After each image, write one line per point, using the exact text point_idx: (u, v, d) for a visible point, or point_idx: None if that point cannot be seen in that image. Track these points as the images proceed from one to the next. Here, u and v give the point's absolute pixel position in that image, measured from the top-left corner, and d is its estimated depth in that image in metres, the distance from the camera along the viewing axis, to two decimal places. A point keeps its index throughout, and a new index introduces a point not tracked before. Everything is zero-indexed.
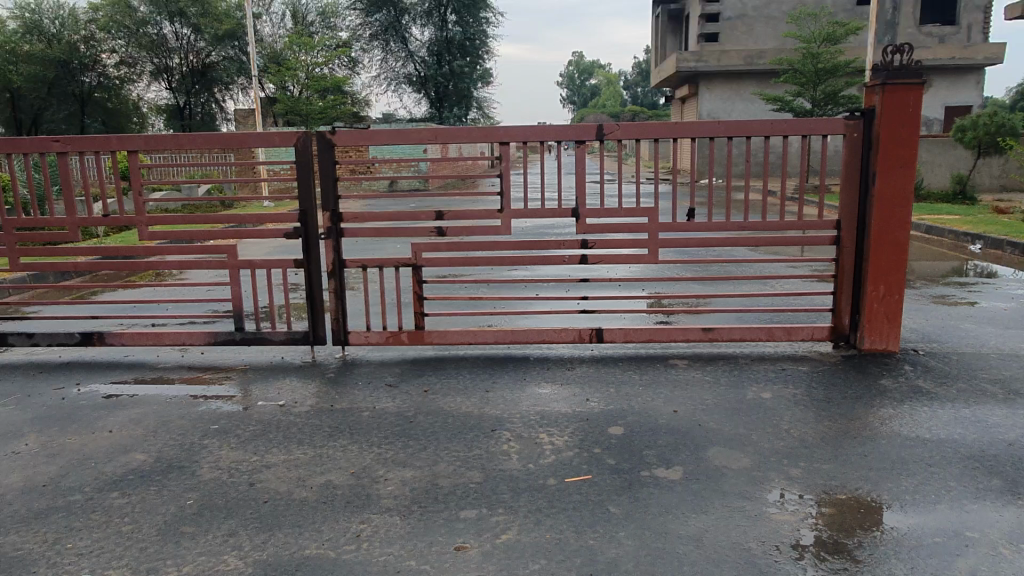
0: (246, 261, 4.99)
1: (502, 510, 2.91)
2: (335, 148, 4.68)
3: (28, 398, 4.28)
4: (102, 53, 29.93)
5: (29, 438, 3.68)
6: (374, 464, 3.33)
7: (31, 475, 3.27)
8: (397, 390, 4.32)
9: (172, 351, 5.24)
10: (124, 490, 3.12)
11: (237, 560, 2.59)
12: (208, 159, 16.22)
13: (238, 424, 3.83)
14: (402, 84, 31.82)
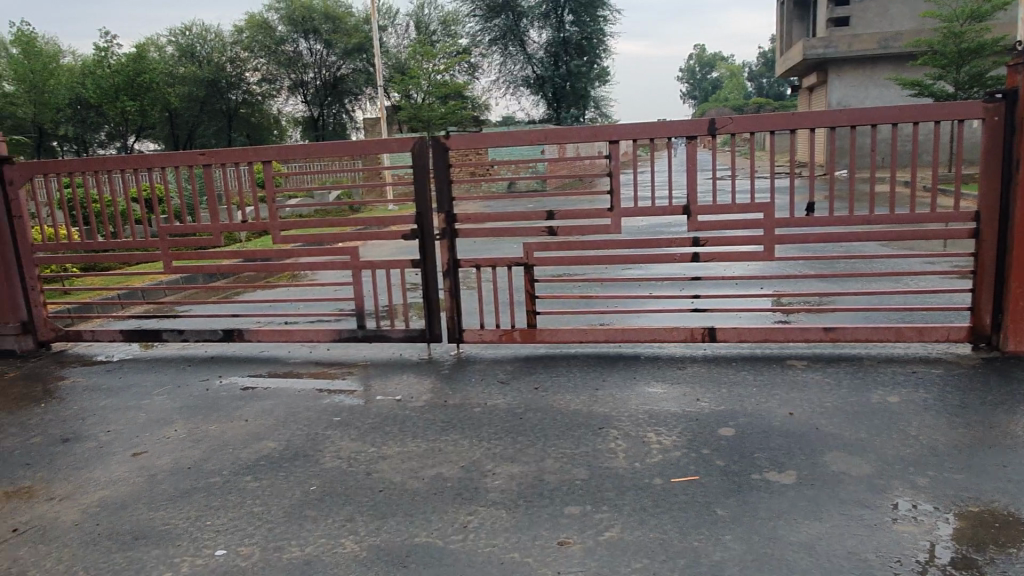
0: (366, 263, 5.24)
1: (607, 508, 2.92)
2: (449, 151, 4.83)
3: (178, 388, 4.73)
4: (246, 71, 32.34)
5: (178, 424, 4.07)
6: (484, 459, 3.44)
7: (179, 458, 3.62)
8: (509, 386, 4.43)
9: (302, 347, 5.61)
10: (256, 475, 3.39)
11: (353, 544, 2.76)
12: (338, 166, 17.30)
13: (358, 416, 4.06)
14: (520, 87, 32.20)
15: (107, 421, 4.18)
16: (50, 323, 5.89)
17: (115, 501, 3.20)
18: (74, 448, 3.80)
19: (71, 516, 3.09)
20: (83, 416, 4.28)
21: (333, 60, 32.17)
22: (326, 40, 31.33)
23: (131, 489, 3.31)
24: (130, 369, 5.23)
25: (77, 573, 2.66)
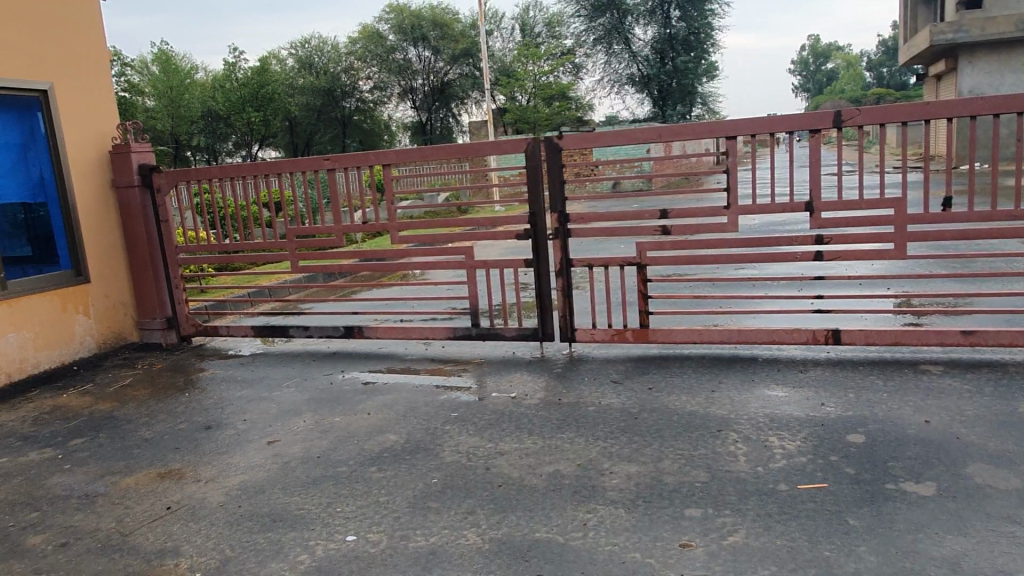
0: (480, 262, 5.36)
1: (730, 512, 2.86)
2: (562, 151, 4.86)
3: (305, 382, 5.00)
4: (359, 80, 33.63)
5: (308, 415, 4.31)
6: (601, 458, 3.43)
7: (309, 448, 3.82)
8: (623, 386, 4.40)
9: (418, 345, 5.80)
10: (380, 466, 3.53)
11: (475, 536, 2.83)
12: (447, 169, 17.77)
13: (474, 413, 4.15)
14: (624, 85, 31.86)
15: (244, 411, 4.48)
16: (191, 318, 6.39)
17: (254, 485, 3.42)
18: (216, 435, 4.09)
19: (216, 497, 3.33)
20: (222, 405, 4.60)
21: (441, 66, 32.85)
22: (434, 46, 32.16)
23: (268, 475, 3.53)
24: (261, 363, 5.57)
25: (224, 550, 2.87)
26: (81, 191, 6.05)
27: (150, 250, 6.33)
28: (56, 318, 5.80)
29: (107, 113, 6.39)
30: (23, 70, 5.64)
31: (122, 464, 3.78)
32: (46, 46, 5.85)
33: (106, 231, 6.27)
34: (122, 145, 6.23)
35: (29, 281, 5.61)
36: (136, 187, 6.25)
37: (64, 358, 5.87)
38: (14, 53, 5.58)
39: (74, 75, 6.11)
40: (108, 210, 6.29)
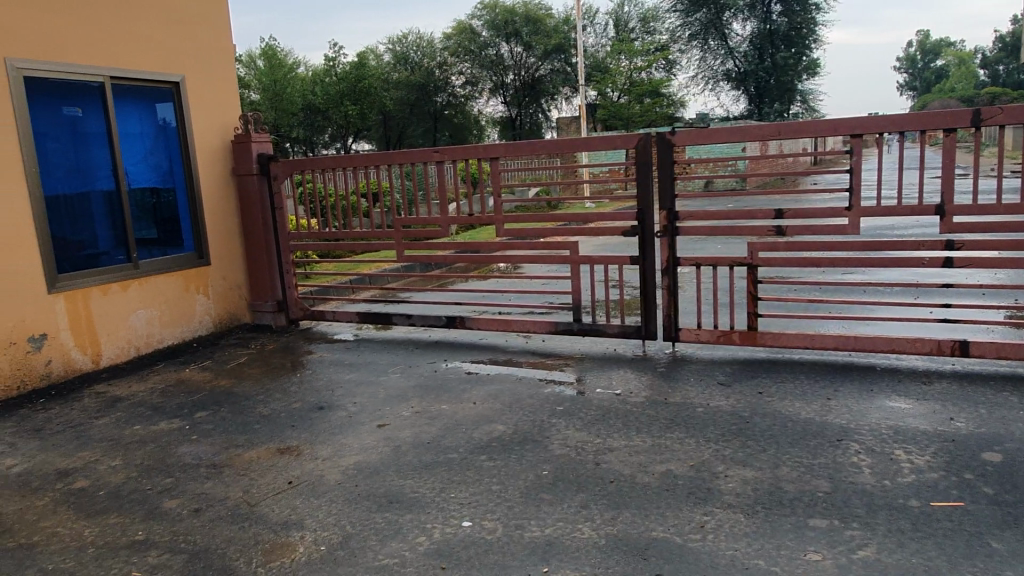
0: (585, 258, 5.35)
1: (858, 525, 2.75)
2: (675, 147, 4.76)
3: (410, 369, 5.11)
4: (452, 75, 34.24)
5: (415, 402, 4.40)
6: (714, 460, 3.36)
7: (419, 433, 3.91)
8: (731, 388, 4.30)
9: (517, 338, 5.84)
10: (490, 455, 3.57)
11: (591, 531, 2.82)
12: (539, 165, 17.89)
13: (580, 408, 4.14)
14: (720, 82, 31.09)
15: (353, 393, 4.64)
16: (300, 303, 6.67)
17: (368, 466, 3.53)
18: (329, 416, 4.26)
19: (334, 475, 3.45)
20: (332, 387, 4.79)
21: (533, 61, 33.04)
22: (526, 42, 32.51)
23: (381, 457, 3.63)
24: (365, 349, 5.73)
25: (345, 526, 2.96)
26: (204, 179, 6.44)
27: (265, 236, 6.65)
28: (179, 296, 6.20)
29: (231, 104, 6.74)
30: (158, 63, 6.03)
31: (244, 438, 3.99)
32: (179, 40, 6.23)
33: (225, 216, 6.64)
34: (243, 135, 6.56)
35: (156, 261, 6.02)
36: (255, 175, 6.57)
37: (185, 335, 6.27)
38: (151, 46, 5.97)
39: (204, 67, 6.47)
40: (228, 197, 6.66)
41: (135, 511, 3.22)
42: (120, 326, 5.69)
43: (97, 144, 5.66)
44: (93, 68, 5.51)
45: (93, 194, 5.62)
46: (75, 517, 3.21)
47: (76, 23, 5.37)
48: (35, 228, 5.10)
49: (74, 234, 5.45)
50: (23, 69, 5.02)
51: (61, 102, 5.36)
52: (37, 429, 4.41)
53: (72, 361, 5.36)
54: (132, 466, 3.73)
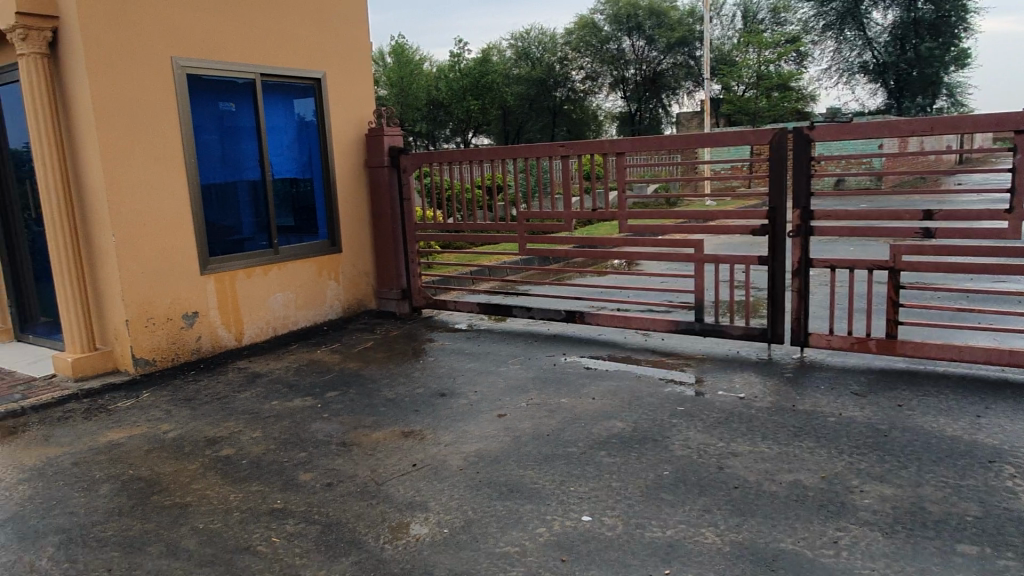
0: (710, 256, 5.16)
1: (1013, 555, 2.53)
2: (813, 144, 4.54)
3: (528, 362, 5.17)
4: (572, 70, 34.05)
5: (534, 395, 4.45)
6: (848, 473, 3.19)
7: (538, 425, 3.95)
8: (866, 399, 4.07)
9: (636, 335, 5.79)
10: (610, 451, 3.56)
11: (715, 536, 2.75)
12: (659, 160, 17.70)
13: (702, 409, 4.04)
14: (855, 75, 29.29)
15: (474, 382, 4.77)
16: (423, 291, 6.90)
17: (489, 454, 3.60)
18: (450, 403, 4.38)
19: (456, 461, 3.54)
20: (454, 375, 4.94)
21: (655, 55, 32.59)
22: (650, 36, 32.05)
23: (501, 446, 3.70)
24: (485, 340, 5.85)
25: (467, 511, 3.03)
26: (338, 170, 6.78)
27: (393, 226, 6.91)
28: (313, 281, 6.57)
29: (366, 98, 7.04)
30: (303, 61, 6.39)
31: (371, 419, 4.19)
32: (322, 38, 6.57)
33: (356, 206, 6.97)
34: (376, 129, 6.84)
35: (294, 248, 6.40)
36: (385, 167, 6.85)
37: (317, 318, 6.64)
38: (297, 45, 6.33)
39: (342, 63, 6.77)
40: (359, 188, 6.98)
41: (274, 481, 3.45)
42: (260, 307, 6.11)
43: (247, 137, 6.05)
44: (246, 66, 5.91)
45: (241, 183, 6.03)
46: (222, 482, 3.47)
47: (230, 24, 5.77)
48: (192, 214, 5.56)
49: (223, 220, 5.87)
50: (186, 67, 5.48)
51: (217, 97, 5.78)
52: (188, 398, 4.80)
53: (219, 337, 5.81)
54: (271, 438, 3.99)
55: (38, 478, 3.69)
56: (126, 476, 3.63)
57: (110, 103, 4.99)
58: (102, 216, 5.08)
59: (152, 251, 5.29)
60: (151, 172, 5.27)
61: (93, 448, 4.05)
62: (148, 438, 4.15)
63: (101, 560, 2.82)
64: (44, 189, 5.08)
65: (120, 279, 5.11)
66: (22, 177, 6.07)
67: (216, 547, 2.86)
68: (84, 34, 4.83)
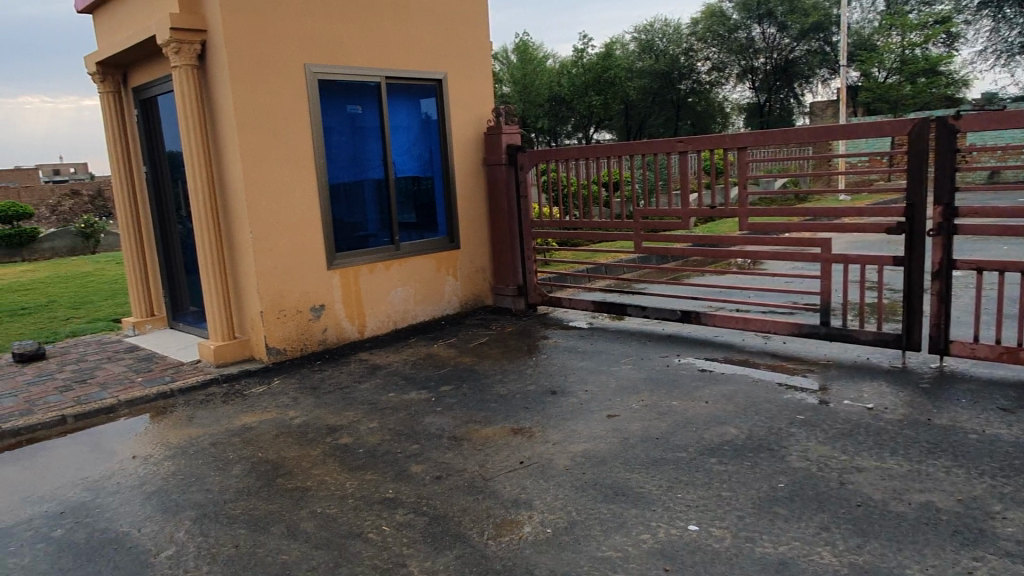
0: (839, 256, 4.86)
1: None
2: (959, 135, 4.16)
3: (641, 362, 5.10)
4: (697, 62, 33.00)
5: (645, 396, 4.38)
6: (989, 497, 2.92)
7: (648, 427, 3.88)
8: (1014, 416, 3.70)
9: (756, 337, 5.56)
10: (721, 458, 3.44)
11: (832, 557, 2.59)
12: (788, 153, 17.03)
13: (825, 419, 3.82)
14: (1016, 56, 26.55)
15: (584, 381, 4.75)
16: (538, 288, 6.94)
17: (596, 455, 3.58)
18: (560, 401, 4.39)
19: (563, 460, 3.54)
20: (565, 373, 4.94)
21: (787, 41, 30.86)
22: (781, 23, 30.63)
23: (609, 447, 3.66)
24: (598, 339, 5.82)
25: (571, 512, 3.03)
26: (458, 168, 6.94)
27: (509, 222, 7.00)
28: (432, 277, 6.77)
29: (485, 97, 7.16)
30: (426, 62, 6.59)
31: (482, 414, 4.27)
32: (445, 40, 6.74)
33: (474, 203, 7.11)
34: (495, 127, 6.94)
35: (414, 244, 6.62)
36: (503, 165, 6.94)
37: (435, 312, 6.84)
38: (421, 47, 6.53)
39: (462, 63, 6.92)
40: (477, 185, 7.12)
41: (387, 471, 3.59)
42: (383, 301, 6.37)
43: (372, 137, 6.31)
44: (373, 70, 6.17)
45: (366, 181, 6.30)
46: (340, 469, 3.65)
47: (358, 30, 6.03)
48: (321, 213, 5.87)
49: (349, 217, 6.16)
50: (318, 73, 5.78)
51: (345, 101, 6.07)
52: (314, 387, 5.08)
53: (343, 330, 6.11)
54: (387, 429, 4.16)
55: (181, 455, 4.03)
56: (256, 458, 3.89)
57: (250, 110, 5.36)
58: (241, 215, 5.46)
59: (284, 247, 5.64)
60: (285, 174, 5.61)
61: (228, 431, 4.37)
62: (276, 423, 4.43)
63: (231, 536, 3.05)
64: (192, 190, 5.53)
65: (256, 274, 5.48)
66: (175, 177, 6.63)
67: (331, 532, 3.01)
68: (228, 46, 5.21)
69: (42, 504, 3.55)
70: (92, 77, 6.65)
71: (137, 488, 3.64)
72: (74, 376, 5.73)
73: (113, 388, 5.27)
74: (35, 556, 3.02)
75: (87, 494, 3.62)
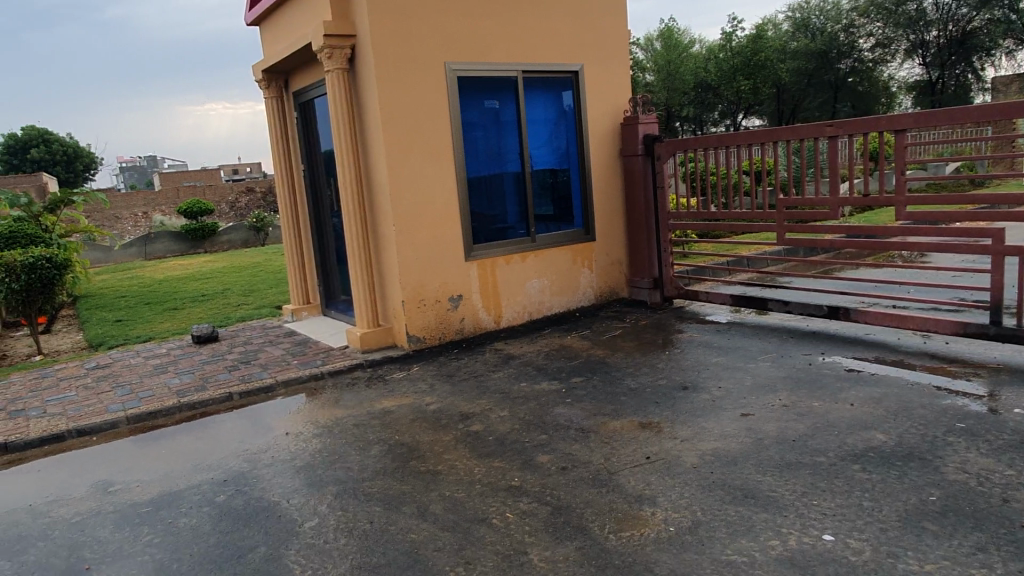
0: (1013, 248, 4.36)
1: None
2: None
3: (782, 359, 4.87)
4: (860, 38, 30.57)
5: (784, 395, 4.17)
6: None
7: (785, 428, 3.70)
8: None
9: (914, 336, 5.13)
10: (865, 465, 3.21)
11: None
12: (963, 134, 15.59)
13: (989, 429, 3.46)
14: None
15: (718, 377, 4.59)
16: (675, 281, 6.78)
17: (727, 455, 3.46)
18: (692, 397, 4.28)
19: (691, 458, 3.46)
20: (698, 368, 4.80)
21: (964, 12, 27.61)
22: None
23: (741, 447, 3.52)
24: (737, 334, 5.61)
25: (696, 512, 2.95)
26: (594, 159, 6.90)
27: (646, 214, 6.88)
28: (568, 269, 6.81)
29: (623, 87, 7.07)
30: (563, 54, 6.61)
31: (611, 408, 4.25)
32: (582, 31, 6.72)
33: (610, 194, 7.05)
34: (632, 117, 6.84)
35: (550, 236, 6.67)
36: (640, 156, 6.83)
37: (570, 304, 6.87)
38: (557, 40, 6.56)
39: (600, 54, 6.87)
40: (614, 176, 7.05)
41: (514, 459, 3.66)
42: (518, 292, 6.48)
43: (509, 131, 6.42)
44: (511, 65, 6.27)
45: (504, 174, 6.43)
46: (469, 455, 3.77)
47: (496, 27, 6.15)
48: (459, 206, 6.06)
49: (486, 210, 6.32)
50: (457, 70, 5.96)
51: (484, 96, 6.22)
52: (450, 375, 5.28)
53: (480, 320, 6.29)
54: (517, 418, 4.24)
55: (328, 434, 4.33)
56: (393, 440, 4.10)
57: (395, 108, 5.62)
58: (386, 209, 5.75)
59: (425, 239, 5.88)
60: (426, 168, 5.84)
61: (370, 413, 4.64)
62: (413, 408, 4.65)
63: (367, 512, 3.24)
64: (343, 185, 5.89)
65: (399, 265, 5.75)
66: (329, 174, 7.09)
67: (458, 515, 3.12)
68: (375, 48, 5.49)
69: (208, 471, 3.94)
70: (259, 83, 7.25)
71: (288, 462, 3.95)
72: (241, 357, 6.30)
73: (273, 369, 5.75)
74: (201, 518, 3.37)
75: (246, 465, 3.98)
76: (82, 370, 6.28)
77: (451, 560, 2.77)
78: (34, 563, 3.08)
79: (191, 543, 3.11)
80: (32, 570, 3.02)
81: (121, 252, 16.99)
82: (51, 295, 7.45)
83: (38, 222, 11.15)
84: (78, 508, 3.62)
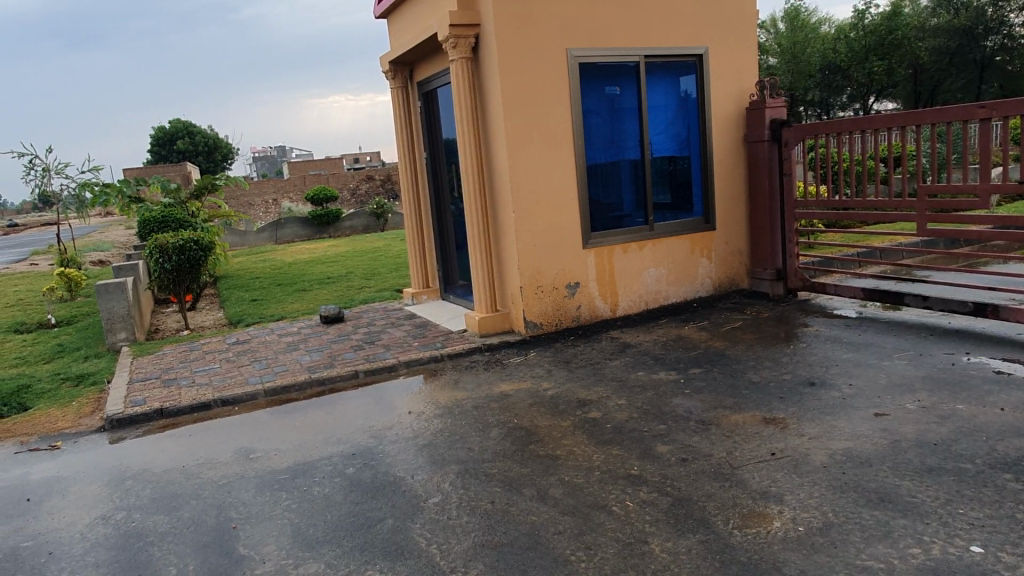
0: None
1: None
2: None
3: (921, 357, 4.58)
4: (1010, 13, 26.66)
5: (923, 396, 3.92)
6: None
7: (925, 431, 3.48)
8: None
9: None
10: (1017, 475, 2.97)
11: None
12: None
13: None
14: None
15: (849, 374, 4.37)
16: (800, 273, 6.49)
17: (860, 455, 3.29)
18: (820, 394, 4.10)
19: (821, 457, 3.32)
20: (826, 365, 4.58)
21: None
22: None
23: (875, 448, 3.35)
24: (869, 330, 5.32)
25: (827, 513, 2.83)
26: (716, 145, 6.70)
27: (771, 202, 6.61)
28: (686, 258, 6.66)
29: (749, 70, 6.80)
30: (688, 37, 6.44)
31: (732, 401, 4.14)
32: (707, 12, 6.52)
33: (733, 182, 6.82)
34: (758, 101, 6.57)
35: (669, 224, 6.55)
36: (766, 141, 6.56)
37: (688, 294, 6.73)
38: (681, 22, 6.39)
39: (726, 36, 6.63)
40: (737, 163, 6.82)
41: (632, 448, 3.64)
42: (635, 281, 6.41)
43: (629, 117, 6.34)
44: (632, 50, 6.18)
45: (622, 161, 6.36)
46: (587, 442, 3.78)
47: (618, 11, 6.07)
48: (579, 193, 6.06)
49: (604, 197, 6.28)
50: (579, 57, 5.93)
51: (604, 83, 6.17)
52: (567, 361, 5.30)
53: (597, 308, 6.27)
54: (635, 407, 4.21)
55: (448, 415, 4.47)
56: (512, 424, 4.18)
57: (517, 95, 5.68)
58: (506, 195, 5.83)
59: (544, 226, 5.92)
60: (546, 156, 5.87)
61: (488, 397, 4.73)
62: (531, 393, 4.71)
63: (488, 492, 3.33)
64: (465, 172, 6.02)
65: (518, 251, 5.83)
66: (450, 161, 7.26)
67: (577, 500, 3.15)
68: (497, 38, 5.57)
69: (338, 445, 4.16)
70: (385, 75, 7.52)
71: (411, 440, 4.11)
72: (365, 337, 6.59)
73: (395, 350, 5.98)
74: (333, 487, 3.57)
75: (372, 441, 4.17)
76: (224, 344, 6.78)
77: (571, 544, 2.80)
78: (188, 519, 3.37)
79: (325, 511, 3.30)
80: (187, 525, 3.31)
81: (255, 237, 18.17)
82: (198, 275, 8.07)
83: (186, 208, 12.09)
84: (224, 471, 3.92)
